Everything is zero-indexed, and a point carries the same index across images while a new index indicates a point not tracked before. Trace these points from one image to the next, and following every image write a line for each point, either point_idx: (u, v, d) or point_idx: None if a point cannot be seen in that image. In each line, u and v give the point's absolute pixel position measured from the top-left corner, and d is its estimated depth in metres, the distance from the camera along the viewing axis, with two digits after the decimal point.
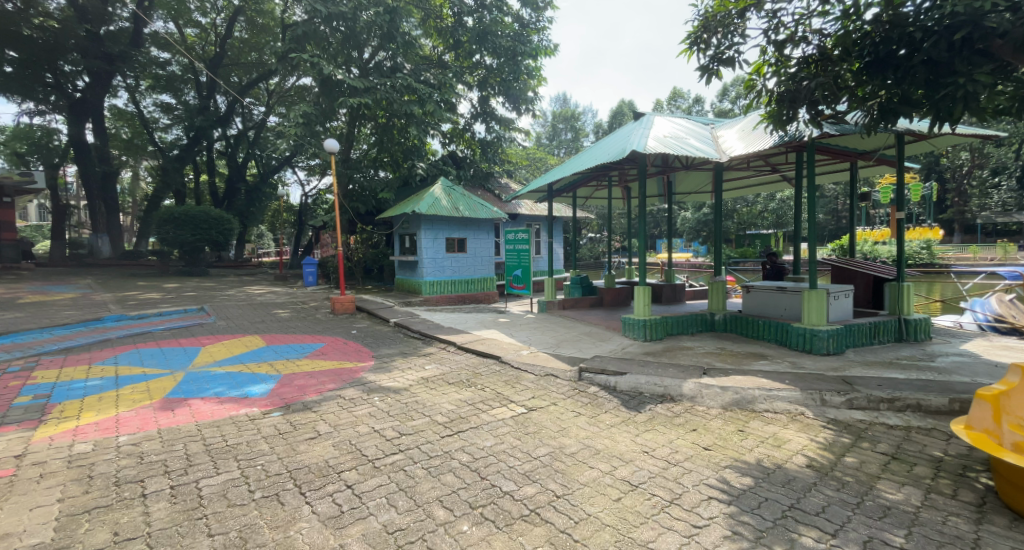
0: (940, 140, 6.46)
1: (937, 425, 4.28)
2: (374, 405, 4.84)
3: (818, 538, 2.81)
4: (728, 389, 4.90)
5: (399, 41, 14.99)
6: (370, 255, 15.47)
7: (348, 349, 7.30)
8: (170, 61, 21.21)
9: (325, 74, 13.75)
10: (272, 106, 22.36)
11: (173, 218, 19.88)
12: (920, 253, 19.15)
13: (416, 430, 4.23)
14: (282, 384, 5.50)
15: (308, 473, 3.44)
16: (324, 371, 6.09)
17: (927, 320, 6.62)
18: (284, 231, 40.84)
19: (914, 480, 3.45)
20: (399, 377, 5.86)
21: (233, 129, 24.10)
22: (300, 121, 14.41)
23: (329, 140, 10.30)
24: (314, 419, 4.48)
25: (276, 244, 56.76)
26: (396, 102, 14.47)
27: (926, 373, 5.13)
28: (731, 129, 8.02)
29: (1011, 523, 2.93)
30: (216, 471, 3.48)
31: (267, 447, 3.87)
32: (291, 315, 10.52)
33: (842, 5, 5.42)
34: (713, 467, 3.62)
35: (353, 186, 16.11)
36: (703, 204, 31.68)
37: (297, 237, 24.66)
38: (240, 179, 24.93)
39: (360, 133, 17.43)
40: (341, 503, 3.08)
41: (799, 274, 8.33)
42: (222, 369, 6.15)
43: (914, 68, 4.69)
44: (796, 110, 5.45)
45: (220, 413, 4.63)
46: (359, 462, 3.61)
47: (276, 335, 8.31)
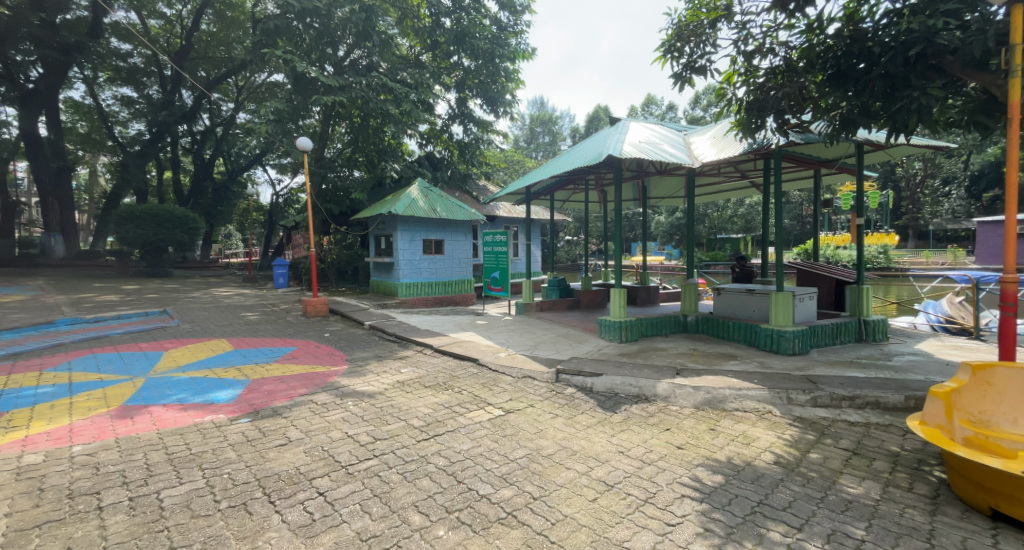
0: (897, 151, 6.74)
1: (894, 421, 4.51)
2: (347, 410, 4.82)
3: (785, 533, 2.94)
4: (700, 388, 5.05)
5: (376, 40, 14.89)
6: (344, 256, 15.24)
7: (321, 352, 7.28)
8: (132, 53, 20.53)
9: (298, 72, 13.55)
10: (242, 102, 21.94)
11: (135, 216, 19.24)
12: (877, 257, 20.05)
13: (391, 434, 4.23)
14: (250, 389, 5.42)
15: (278, 481, 3.42)
16: (296, 375, 6.03)
17: (884, 321, 6.93)
18: (253, 231, 40.00)
19: (874, 475, 3.63)
20: (373, 381, 5.83)
21: (200, 125, 23.49)
22: (271, 118, 14.07)
23: (301, 139, 10.07)
24: (284, 425, 4.43)
25: (245, 243, 55.45)
26: (372, 101, 14.28)
27: (884, 372, 5.37)
28: (703, 136, 8.24)
29: (962, 514, 3.12)
30: (178, 481, 3.42)
31: (234, 455, 3.83)
32: (259, 318, 10.29)
33: (807, 19, 5.72)
34: (686, 466, 3.74)
35: (326, 186, 15.80)
36: (676, 208, 32.50)
37: (268, 238, 24.32)
38: (207, 177, 24.27)
39: (334, 132, 17.21)
40: (313, 511, 3.07)
41: (767, 277, 8.57)
42: (185, 374, 6.01)
43: (872, 81, 4.94)
44: (763, 118, 5.68)
45: (186, 419, 4.56)
46: (332, 468, 3.60)
47: (245, 338, 8.19)
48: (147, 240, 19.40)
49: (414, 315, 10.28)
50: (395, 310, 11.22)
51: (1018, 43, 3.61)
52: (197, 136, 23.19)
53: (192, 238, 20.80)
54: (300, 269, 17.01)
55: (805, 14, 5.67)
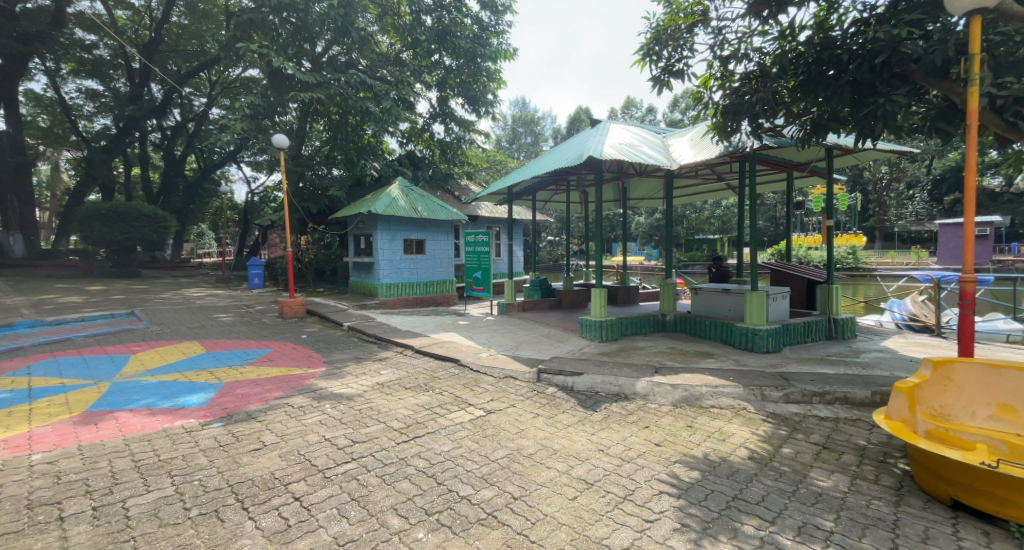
0: (864, 155, 6.98)
1: (861, 416, 4.68)
2: (324, 413, 4.81)
3: (758, 526, 3.04)
4: (678, 386, 5.17)
5: (355, 37, 14.78)
6: (322, 256, 15.08)
7: (298, 354, 7.22)
8: (97, 44, 19.93)
9: (274, 66, 13.35)
10: (215, 97, 21.50)
11: (101, 214, 18.87)
12: (847, 258, 20.70)
13: (370, 437, 4.24)
14: (223, 393, 5.37)
15: (251, 486, 3.40)
16: (271, 378, 5.98)
17: (853, 319, 7.18)
18: (227, 231, 39.18)
19: (842, 468, 3.78)
20: (352, 383, 5.82)
21: (171, 120, 23.00)
22: (246, 113, 13.82)
23: (276, 135, 9.92)
24: (259, 428, 4.41)
25: (219, 242, 54.29)
26: (351, 98, 14.12)
27: (852, 368, 5.57)
28: (682, 138, 8.40)
29: (924, 504, 3.28)
30: (146, 488, 3.38)
31: (206, 460, 3.80)
32: (234, 319, 10.13)
33: (779, 26, 5.91)
34: (664, 463, 3.84)
35: (303, 185, 15.58)
36: (655, 209, 33.01)
37: (244, 238, 23.96)
38: (178, 174, 23.71)
39: (312, 129, 16.99)
40: (288, 516, 3.07)
41: (742, 276, 8.79)
42: (154, 378, 5.91)
43: (841, 87, 5.09)
44: (739, 122, 5.87)
45: (155, 424, 4.50)
46: (308, 473, 3.60)
47: (218, 340, 8.07)
48: (114, 239, 18.93)
49: (395, 316, 10.24)
50: (375, 310, 11.16)
51: (976, 52, 3.76)
52: (168, 132, 22.73)
53: (161, 236, 20.44)
54: (276, 269, 16.78)
55: (778, 21, 5.87)
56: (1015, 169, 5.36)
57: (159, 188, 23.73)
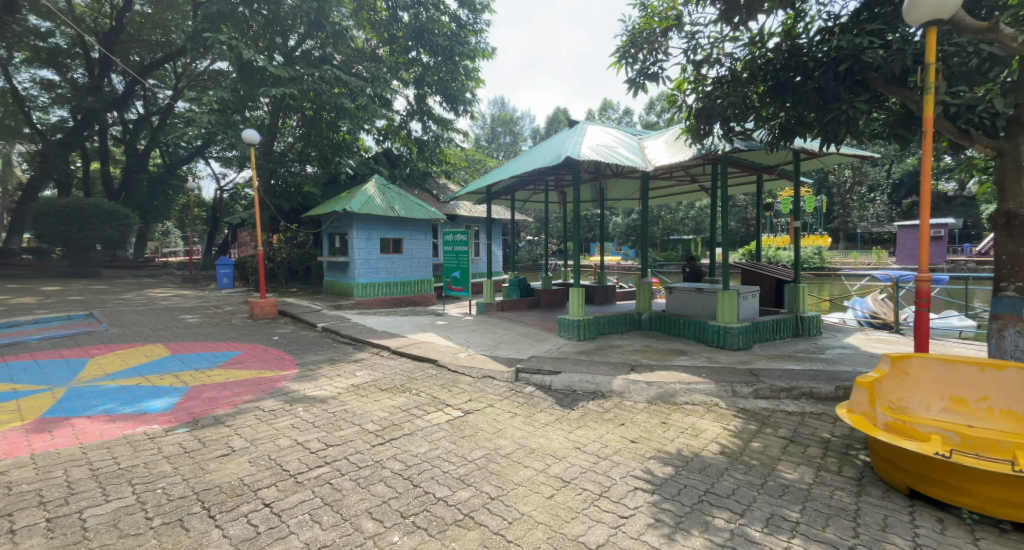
0: (829, 159, 7.24)
1: (826, 410, 4.89)
2: (297, 416, 4.79)
3: (728, 519, 3.16)
4: (653, 383, 5.30)
5: (329, 30, 14.60)
6: (295, 255, 14.84)
7: (269, 356, 7.15)
8: (53, 32, 19.14)
9: (244, 59, 13.07)
10: (182, 90, 20.88)
11: (57, 211, 18.28)
12: (813, 258, 21.42)
13: (344, 440, 4.24)
14: (189, 398, 5.28)
15: (219, 493, 3.37)
16: (241, 381, 5.91)
17: (818, 317, 7.45)
18: (195, 229, 38.18)
19: (808, 460, 3.94)
20: (325, 386, 5.79)
21: (133, 113, 22.33)
22: (214, 108, 13.43)
23: (246, 130, 9.71)
24: (227, 434, 4.36)
25: (186, 241, 52.77)
26: (325, 93, 13.79)
27: (817, 363, 5.80)
28: (657, 140, 8.56)
29: (883, 493, 3.45)
30: (104, 498, 3.31)
31: (170, 468, 3.73)
32: (201, 321, 9.91)
33: (749, 32, 6.11)
34: (639, 459, 3.95)
35: (275, 182, 15.25)
36: (632, 210, 33.46)
37: (212, 236, 23.52)
38: (141, 169, 23.01)
39: (285, 125, 16.66)
40: (257, 523, 3.04)
41: (715, 275, 9.01)
42: (114, 383, 5.78)
43: (807, 93, 5.27)
44: (710, 126, 6.04)
45: (115, 431, 4.41)
46: (279, 478, 3.58)
47: (184, 342, 7.91)
48: (69, 237, 18.52)
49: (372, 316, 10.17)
50: (350, 311, 11.08)
51: (931, 62, 3.96)
52: (129, 125, 22.09)
53: (122, 234, 19.96)
54: (246, 269, 16.44)
55: (748, 28, 6.06)
56: (968, 174, 5.63)
57: (120, 183, 22.99)
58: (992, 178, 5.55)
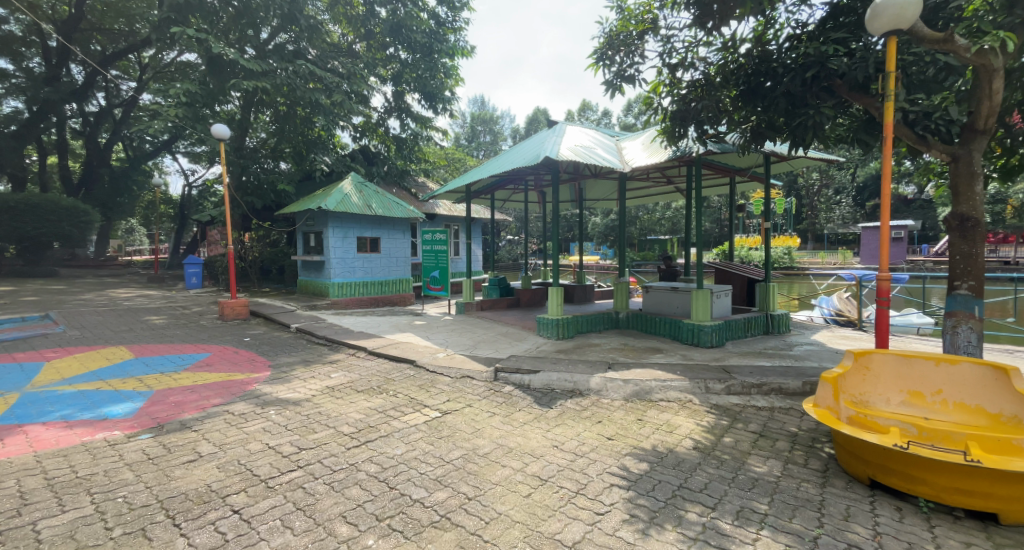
0: (797, 163, 7.47)
1: (794, 405, 5.07)
2: (268, 420, 4.76)
3: (700, 513, 3.27)
4: (629, 381, 5.42)
5: (303, 24, 14.38)
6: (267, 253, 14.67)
7: (239, 358, 7.06)
8: (7, 19, 18.32)
9: (214, 52, 12.76)
10: (146, 82, 20.26)
11: (11, 207, 17.61)
12: (783, 258, 22.07)
13: (318, 443, 4.23)
14: (154, 402, 5.19)
15: (185, 501, 3.30)
16: (209, 384, 5.83)
17: (787, 315, 7.69)
18: (161, 226, 37.16)
19: (776, 454, 4.09)
20: (299, 388, 5.75)
21: (93, 105, 21.59)
22: (182, 101, 13.04)
23: (216, 125, 9.52)
24: (194, 439, 4.30)
25: (153, 239, 51.30)
26: (300, 89, 13.58)
27: (786, 360, 6.00)
28: (634, 142, 8.71)
29: (846, 484, 3.61)
30: (61, 508, 3.21)
31: (133, 475, 3.65)
32: (167, 322, 9.69)
33: (722, 37, 6.27)
34: (615, 456, 4.04)
35: (247, 178, 14.91)
36: (610, 210, 33.81)
37: (179, 234, 22.96)
38: (102, 164, 22.21)
39: (257, 120, 16.34)
40: (226, 531, 3.00)
41: (689, 275, 9.20)
42: (72, 388, 5.64)
43: (777, 98, 5.44)
44: (685, 128, 6.18)
45: (73, 438, 4.30)
46: (249, 484, 3.54)
47: (148, 345, 7.74)
48: (24, 234, 17.86)
49: (348, 316, 10.10)
50: (326, 311, 10.98)
51: (891, 70, 4.13)
52: (90, 117, 21.32)
53: (81, 230, 19.34)
54: (216, 268, 16.12)
55: (721, 33, 6.22)
56: (925, 178, 5.91)
57: (80, 178, 22.21)
58: (947, 182, 5.83)
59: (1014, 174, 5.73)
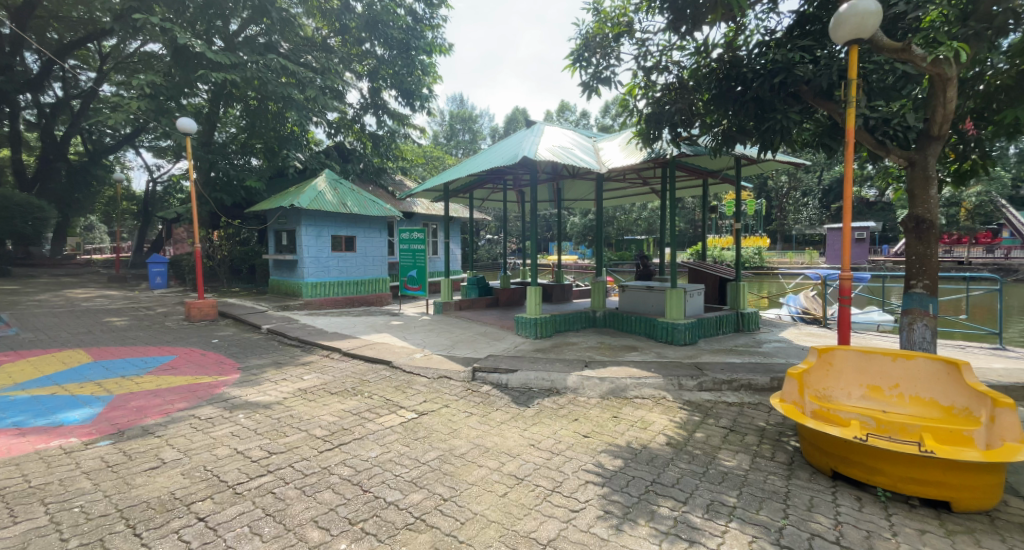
0: (767, 165, 7.69)
1: (762, 400, 5.24)
2: (237, 424, 4.71)
3: (672, 507, 3.37)
4: (605, 379, 5.52)
5: (275, 17, 14.07)
6: (237, 253, 14.52)
7: (206, 361, 6.94)
8: None
9: (179, 43, 12.42)
10: (107, 74, 19.58)
11: None
12: (753, 258, 22.71)
13: (289, 447, 4.21)
14: (114, 407, 5.08)
15: (146, 509, 3.25)
16: (174, 388, 5.73)
17: (757, 313, 7.91)
18: (125, 224, 35.99)
19: (745, 448, 4.23)
20: (270, 391, 5.69)
21: (49, 96, 20.76)
22: (145, 93, 12.66)
23: (181, 118, 9.29)
24: (157, 445, 4.23)
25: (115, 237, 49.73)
26: (271, 83, 13.27)
27: (756, 356, 6.19)
28: (610, 143, 8.84)
29: (810, 476, 3.77)
30: (12, 520, 3.13)
31: (93, 484, 3.58)
32: (129, 324, 9.44)
33: (695, 42, 6.42)
34: (591, 453, 4.13)
35: (215, 174, 14.56)
36: (588, 210, 34.12)
37: (143, 231, 22.33)
38: (59, 157, 21.40)
39: (226, 114, 15.97)
40: (190, 539, 2.97)
41: (664, 274, 9.38)
42: (26, 393, 5.47)
43: (747, 103, 5.61)
44: (659, 130, 6.30)
45: (26, 446, 4.18)
46: (216, 490, 3.50)
47: (109, 348, 7.54)
48: None
49: (322, 317, 10.00)
50: (300, 311, 10.86)
51: (853, 77, 4.28)
52: (45, 109, 20.50)
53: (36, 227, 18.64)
54: (183, 267, 15.76)
55: (693, 38, 6.37)
56: (885, 182, 6.17)
57: (35, 172, 21.35)
58: (905, 187, 6.09)
59: (966, 179, 6.01)
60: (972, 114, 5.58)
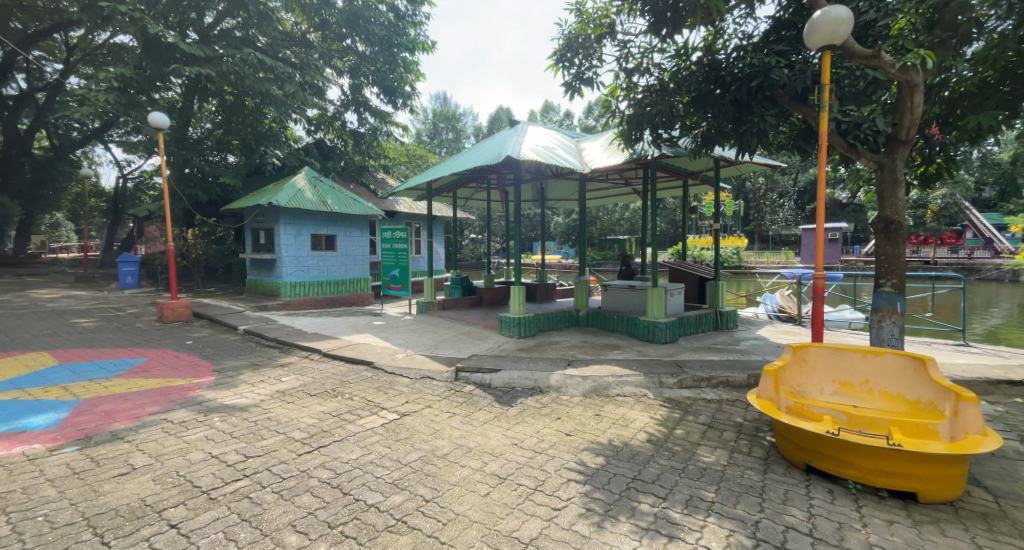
0: (744, 167, 7.85)
1: (739, 397, 5.37)
2: (212, 427, 4.67)
3: (652, 503, 3.44)
4: (587, 377, 5.59)
5: (252, 11, 13.70)
6: (212, 252, 14.24)
7: (180, 363, 6.83)
8: None
9: (151, 34, 12.11)
10: (75, 66, 19.01)
11: None
12: (731, 258, 23.13)
13: (266, 451, 4.19)
14: (81, 412, 4.98)
15: (115, 517, 3.21)
16: (146, 391, 5.65)
17: (735, 311, 8.08)
18: (94, 221, 34.98)
19: (723, 443, 4.34)
20: (246, 393, 5.64)
21: (13, 88, 20.07)
22: (113, 86, 12.32)
23: (153, 113, 9.10)
24: (127, 451, 4.16)
25: (83, 234, 48.27)
26: (248, 78, 13.01)
27: (734, 354, 6.34)
28: (593, 143, 8.94)
29: (785, 470, 3.88)
30: None
31: (59, 491, 3.51)
32: (98, 326, 9.22)
33: (676, 45, 6.53)
34: (573, 451, 4.19)
35: (190, 170, 14.28)
36: (572, 210, 34.31)
37: (112, 228, 21.76)
38: (24, 152, 20.71)
39: (201, 109, 15.66)
40: (162, 546, 2.94)
41: (645, 274, 9.51)
42: None
43: (725, 105, 5.72)
44: (640, 131, 6.38)
45: None
46: (189, 496, 3.47)
47: (76, 350, 7.37)
48: None
49: (302, 317, 9.91)
50: (279, 311, 10.75)
51: (825, 83, 4.41)
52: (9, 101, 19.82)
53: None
54: (155, 266, 15.43)
55: (674, 41, 6.48)
56: (856, 184, 6.36)
57: None
58: (875, 189, 6.29)
59: (931, 182, 6.24)
60: (937, 119, 5.80)
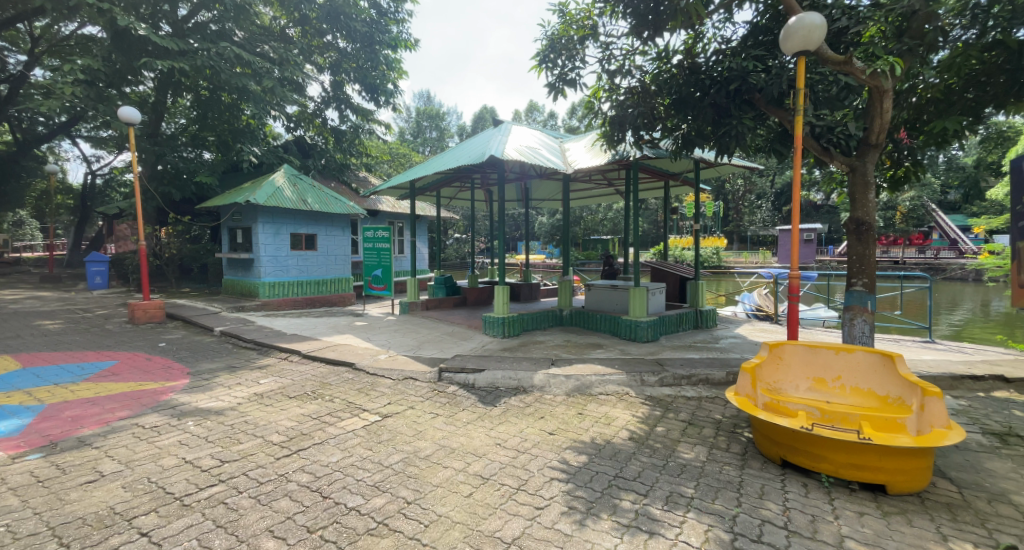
0: (723, 169, 8.00)
1: (718, 394, 5.49)
2: (186, 432, 4.61)
3: (633, 500, 3.52)
4: (570, 377, 5.66)
5: (229, 4, 13.50)
6: (187, 251, 13.97)
7: (152, 366, 6.72)
8: None
9: (121, 26, 11.79)
10: (41, 58, 18.39)
11: None
12: (712, 258, 23.45)
13: (243, 455, 4.16)
14: (46, 418, 4.88)
15: (82, 526, 3.16)
16: (115, 395, 5.55)
17: (714, 311, 8.24)
18: (62, 220, 33.84)
19: (702, 440, 4.44)
20: (222, 396, 5.58)
21: None
22: (80, 79, 11.96)
23: (123, 107, 8.87)
24: (96, 457, 4.10)
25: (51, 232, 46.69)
26: (224, 72, 12.79)
27: (713, 352, 6.47)
28: (576, 144, 9.01)
29: (761, 465, 4.00)
30: None
31: (23, 501, 3.45)
32: (65, 328, 8.98)
33: (657, 48, 6.62)
34: (556, 450, 4.24)
35: (162, 167, 13.97)
36: (556, 210, 34.41)
37: (81, 225, 21.12)
38: None
39: (174, 104, 15.31)
40: None
41: (628, 273, 9.63)
42: None
43: (705, 108, 5.83)
44: (623, 132, 6.44)
45: None
46: (161, 503, 3.44)
47: (41, 354, 7.18)
48: None
49: (281, 318, 9.80)
50: (258, 312, 10.62)
51: (801, 87, 4.51)
52: None
53: None
54: (127, 266, 15.07)
55: (655, 44, 6.57)
56: (829, 186, 6.53)
57: None
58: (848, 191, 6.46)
59: (900, 184, 6.46)
60: (905, 124, 6.00)
